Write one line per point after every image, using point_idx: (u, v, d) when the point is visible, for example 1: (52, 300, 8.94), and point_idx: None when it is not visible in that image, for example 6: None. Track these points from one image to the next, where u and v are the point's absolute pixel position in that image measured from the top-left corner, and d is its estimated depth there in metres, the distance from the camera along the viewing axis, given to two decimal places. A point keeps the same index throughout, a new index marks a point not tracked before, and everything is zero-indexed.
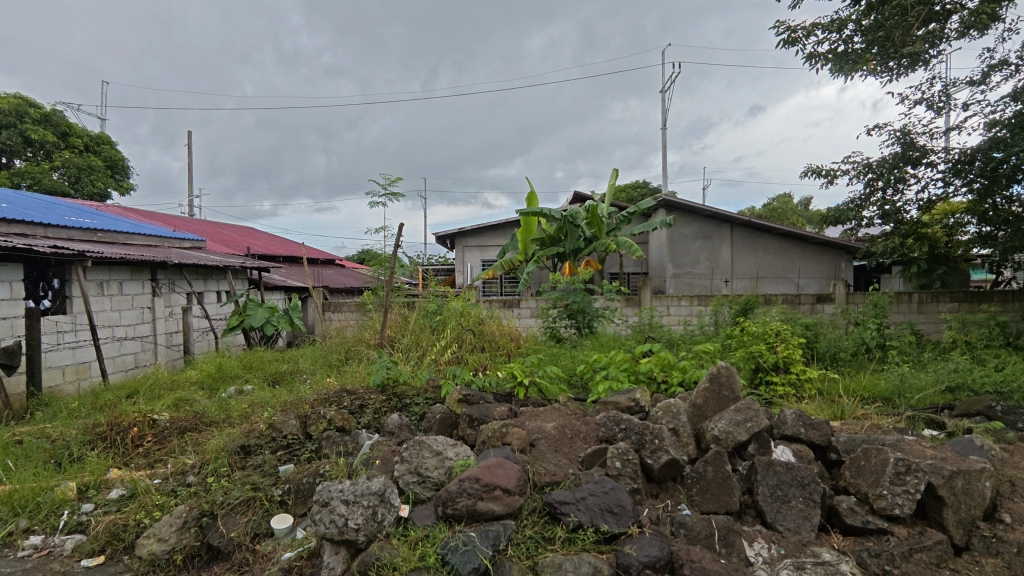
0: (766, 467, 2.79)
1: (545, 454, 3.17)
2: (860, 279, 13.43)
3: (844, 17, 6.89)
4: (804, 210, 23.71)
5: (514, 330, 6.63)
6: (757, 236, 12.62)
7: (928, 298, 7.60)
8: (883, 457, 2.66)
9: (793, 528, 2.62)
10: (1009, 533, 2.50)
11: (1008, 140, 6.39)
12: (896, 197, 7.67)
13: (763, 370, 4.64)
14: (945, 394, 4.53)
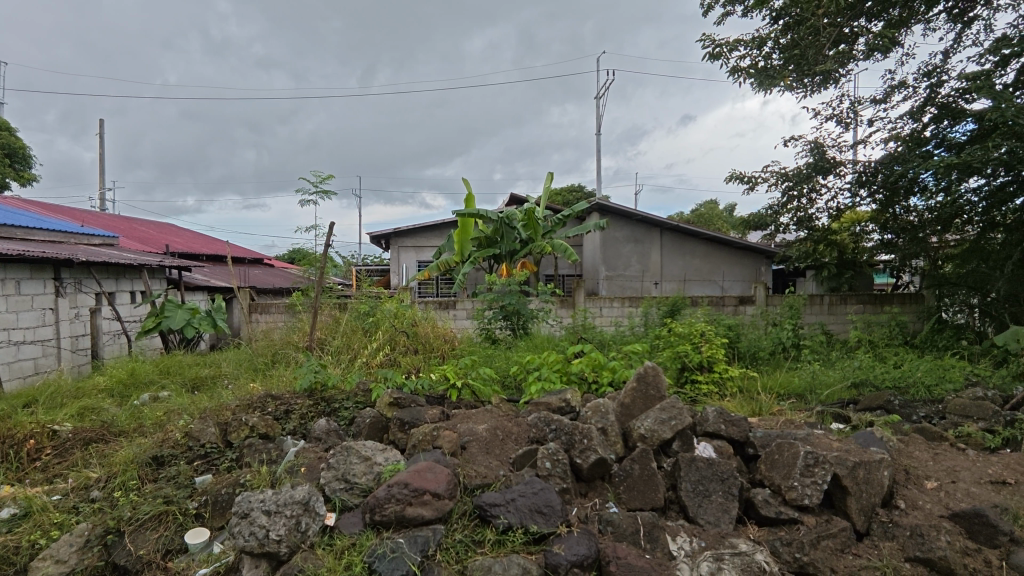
0: (688, 463, 2.90)
1: (476, 456, 3.16)
2: (778, 282, 14.23)
3: (764, 35, 7.28)
4: (728, 216, 24.89)
5: (449, 332, 6.57)
6: (684, 241, 13.13)
7: (837, 300, 8.13)
8: (794, 451, 2.82)
9: (713, 521, 2.73)
10: (903, 517, 2.71)
11: (905, 155, 6.97)
12: (810, 206, 8.22)
13: (688, 369, 4.81)
14: (850, 389, 4.87)
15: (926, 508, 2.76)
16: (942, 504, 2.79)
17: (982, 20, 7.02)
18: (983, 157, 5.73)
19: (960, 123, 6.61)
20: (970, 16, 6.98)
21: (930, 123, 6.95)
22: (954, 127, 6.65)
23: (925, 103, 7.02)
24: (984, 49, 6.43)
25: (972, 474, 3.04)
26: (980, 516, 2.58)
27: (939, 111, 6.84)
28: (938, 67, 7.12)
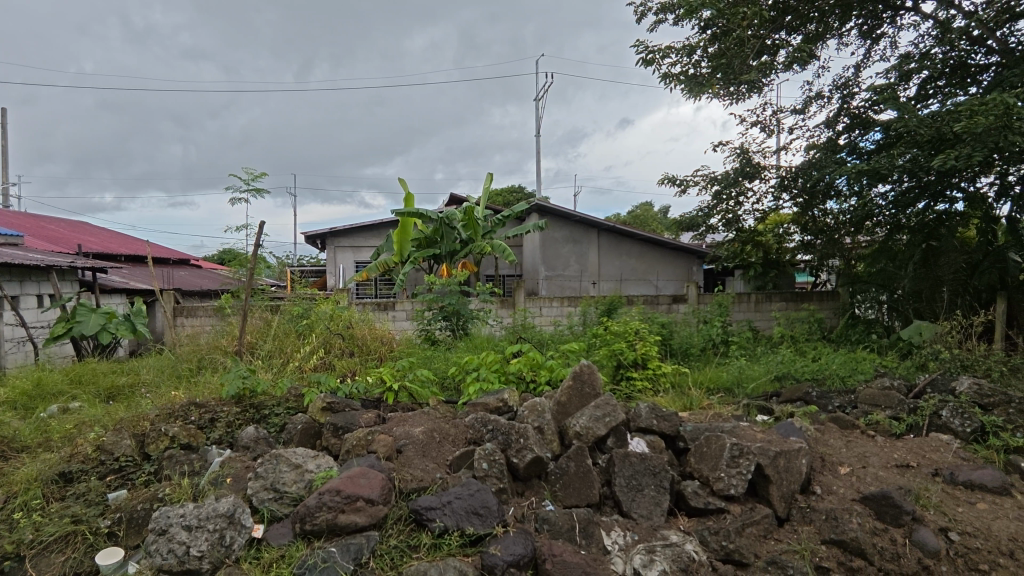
0: (622, 458, 2.96)
1: (412, 460, 3.11)
2: (709, 281, 14.81)
3: (693, 44, 7.55)
4: (662, 217, 25.76)
5: (387, 333, 6.43)
6: (621, 241, 13.45)
7: (762, 298, 8.55)
8: (721, 443, 2.94)
9: (646, 515, 2.80)
10: (819, 502, 2.87)
11: (821, 161, 7.40)
12: (737, 208, 8.60)
13: (623, 366, 4.92)
14: (774, 382, 5.13)
15: (839, 493, 2.93)
16: (854, 488, 2.97)
17: (888, 37, 7.56)
18: (890, 164, 6.18)
19: (869, 133, 7.11)
20: (878, 33, 7.50)
21: (843, 132, 7.43)
22: (863, 136, 7.14)
23: (839, 113, 7.50)
24: (889, 64, 6.93)
25: (880, 459, 3.27)
26: (887, 498, 2.77)
27: (852, 121, 7.32)
28: (850, 79, 7.61)
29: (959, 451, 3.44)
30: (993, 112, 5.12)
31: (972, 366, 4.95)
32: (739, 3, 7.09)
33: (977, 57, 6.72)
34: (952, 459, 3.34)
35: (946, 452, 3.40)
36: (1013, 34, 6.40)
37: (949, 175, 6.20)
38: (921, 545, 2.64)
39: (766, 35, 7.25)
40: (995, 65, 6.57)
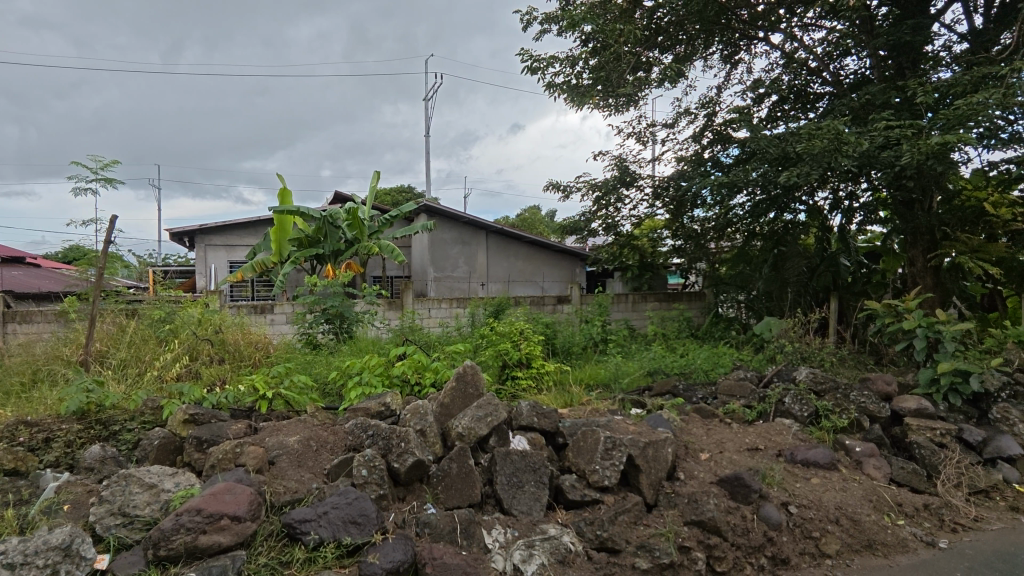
0: (504, 457, 3.00)
1: (286, 471, 2.94)
2: (592, 283, 15.48)
3: (576, 56, 7.87)
4: (548, 220, 26.60)
5: (263, 338, 6.01)
6: (509, 243, 13.69)
7: (638, 298, 9.12)
8: (596, 437, 3.08)
9: (526, 510, 2.88)
10: (683, 486, 3.10)
11: (689, 172, 8.02)
12: (616, 214, 9.07)
13: (508, 366, 5.02)
14: (646, 376, 5.49)
15: (700, 477, 3.19)
16: (712, 472, 3.25)
17: (745, 63, 8.37)
18: (745, 177, 6.81)
19: (729, 148, 7.82)
20: (736, 58, 8.28)
21: (707, 147, 8.12)
22: (723, 151, 7.84)
23: (704, 129, 8.18)
24: (745, 86, 7.68)
25: (735, 444, 3.60)
26: (739, 480, 3.06)
27: (714, 137, 8.02)
28: (713, 99, 8.33)
29: (798, 433, 3.89)
30: (826, 136, 5.85)
31: (810, 358, 5.62)
32: (615, 21, 7.53)
33: (815, 86, 7.63)
34: (793, 441, 3.76)
35: (788, 435, 3.82)
36: (842, 68, 7.35)
37: (792, 190, 6.98)
38: (766, 519, 2.95)
39: (640, 52, 7.74)
40: (829, 94, 7.50)
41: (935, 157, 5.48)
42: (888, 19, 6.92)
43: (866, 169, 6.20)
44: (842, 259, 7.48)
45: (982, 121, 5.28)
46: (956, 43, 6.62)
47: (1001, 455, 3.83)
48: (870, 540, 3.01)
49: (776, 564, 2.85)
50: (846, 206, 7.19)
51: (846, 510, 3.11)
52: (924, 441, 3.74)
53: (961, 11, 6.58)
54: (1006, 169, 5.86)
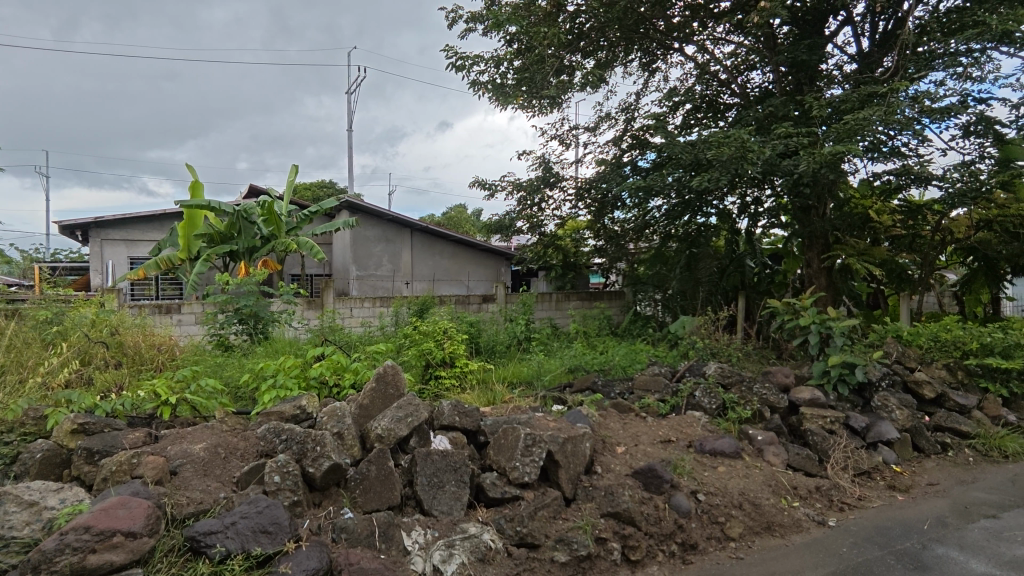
0: (424, 457, 2.97)
1: (190, 481, 2.76)
2: (516, 282, 15.59)
3: (500, 56, 7.92)
4: (474, 219, 26.55)
5: (167, 339, 5.60)
6: (433, 242, 13.57)
7: (562, 297, 9.30)
8: (517, 434, 3.12)
9: (446, 510, 2.86)
10: (600, 479, 3.19)
11: (609, 174, 8.26)
12: (540, 214, 9.18)
13: (431, 365, 4.97)
14: (567, 373, 5.62)
15: (616, 470, 3.30)
16: (627, 465, 3.37)
17: (661, 71, 8.74)
18: (661, 182, 7.14)
19: (646, 153, 8.13)
20: (654, 66, 8.63)
21: (626, 151, 8.39)
22: (640, 155, 8.14)
23: (624, 133, 8.46)
24: (661, 94, 8.01)
25: (649, 437, 3.75)
26: (652, 471, 3.19)
27: (633, 141, 8.31)
28: (632, 105, 8.63)
29: (707, 425, 4.11)
30: (733, 145, 6.22)
31: (719, 354, 5.95)
32: (539, 24, 7.66)
33: (725, 97, 8.08)
34: (702, 432, 3.97)
35: (697, 427, 4.03)
36: (749, 81, 7.84)
37: (704, 195, 7.36)
38: (676, 508, 3.11)
39: (564, 55, 7.89)
40: (737, 105, 7.97)
41: (828, 167, 5.95)
42: (788, 37, 7.45)
43: (770, 176, 6.63)
44: (748, 261, 7.98)
45: (866, 135, 5.79)
46: (846, 63, 7.22)
47: (881, 439, 4.22)
48: (769, 522, 3.23)
49: (685, 550, 3.00)
50: (752, 211, 7.67)
51: (748, 495, 3.33)
52: (817, 428, 4.06)
53: (850, 33, 7.18)
54: (886, 180, 6.46)
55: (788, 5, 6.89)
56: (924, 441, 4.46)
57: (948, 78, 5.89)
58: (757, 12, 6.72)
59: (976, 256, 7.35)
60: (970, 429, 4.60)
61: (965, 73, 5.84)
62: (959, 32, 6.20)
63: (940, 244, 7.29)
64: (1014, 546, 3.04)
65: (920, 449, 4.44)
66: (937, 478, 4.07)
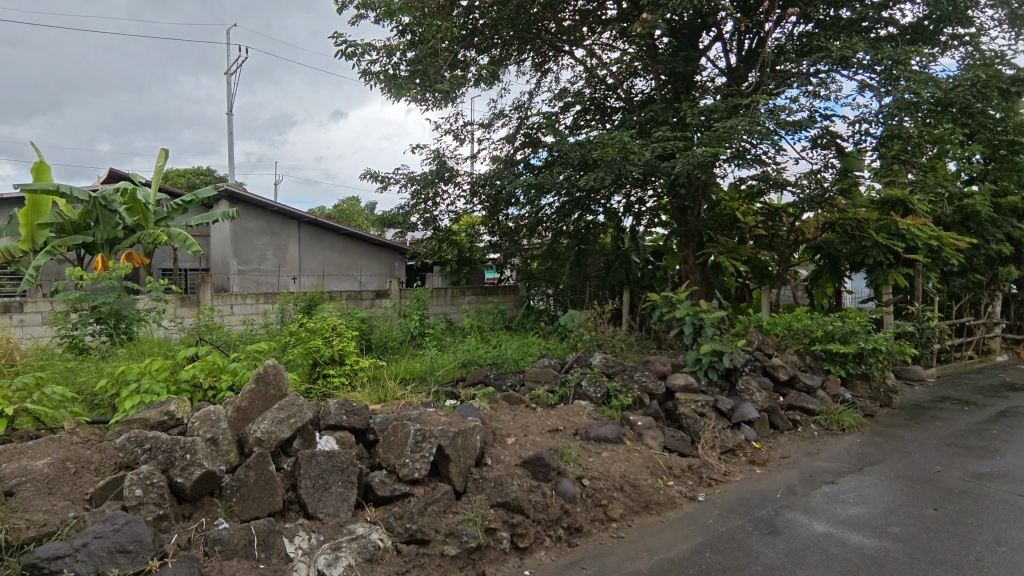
0: (308, 459, 2.86)
1: (31, 501, 2.45)
2: (410, 277, 15.29)
3: (393, 46, 7.75)
4: (368, 213, 25.81)
5: (4, 343, 4.90)
6: (323, 235, 13.01)
7: (457, 292, 9.26)
8: (407, 430, 3.09)
9: (332, 512, 2.77)
10: (490, 471, 3.24)
11: (502, 171, 8.35)
12: (433, 208, 8.99)
13: (319, 364, 4.78)
14: (460, 368, 5.64)
15: (505, 461, 3.36)
16: (517, 455, 3.45)
17: (552, 73, 8.99)
18: (551, 180, 7.35)
19: (538, 152, 8.32)
20: (546, 67, 8.86)
21: (518, 149, 8.54)
22: (533, 154, 8.32)
23: (516, 131, 8.61)
24: (552, 94, 8.25)
25: (537, 427, 3.87)
26: (539, 459, 3.30)
27: (525, 140, 8.47)
28: (524, 103, 8.79)
29: (592, 412, 4.31)
30: (616, 146, 6.55)
31: (605, 345, 6.26)
32: (432, 16, 7.56)
33: (611, 101, 8.48)
34: (587, 420, 4.16)
35: (583, 415, 4.21)
36: (633, 88, 8.28)
37: (592, 194, 7.69)
38: (563, 494, 3.23)
39: (457, 50, 7.88)
40: (622, 110, 8.42)
41: (700, 168, 6.44)
42: (667, 47, 7.95)
43: (652, 177, 7.02)
44: (632, 257, 8.46)
45: (733, 142, 6.32)
46: (717, 76, 7.85)
47: (743, 419, 4.66)
48: (647, 501, 3.45)
49: (571, 533, 3.13)
50: (635, 210, 8.12)
51: (629, 477, 3.54)
52: (689, 412, 4.41)
53: (721, 49, 7.82)
54: (750, 184, 7.11)
55: (667, 19, 7.36)
56: (779, 419, 4.98)
57: (803, 95, 6.59)
58: (640, 22, 7.11)
59: (822, 254, 8.27)
60: (815, 407, 5.20)
61: (816, 91, 6.57)
62: (810, 55, 6.96)
63: (793, 243, 8.02)
64: (847, 507, 3.50)
65: (776, 426, 4.96)
66: (788, 451, 4.57)
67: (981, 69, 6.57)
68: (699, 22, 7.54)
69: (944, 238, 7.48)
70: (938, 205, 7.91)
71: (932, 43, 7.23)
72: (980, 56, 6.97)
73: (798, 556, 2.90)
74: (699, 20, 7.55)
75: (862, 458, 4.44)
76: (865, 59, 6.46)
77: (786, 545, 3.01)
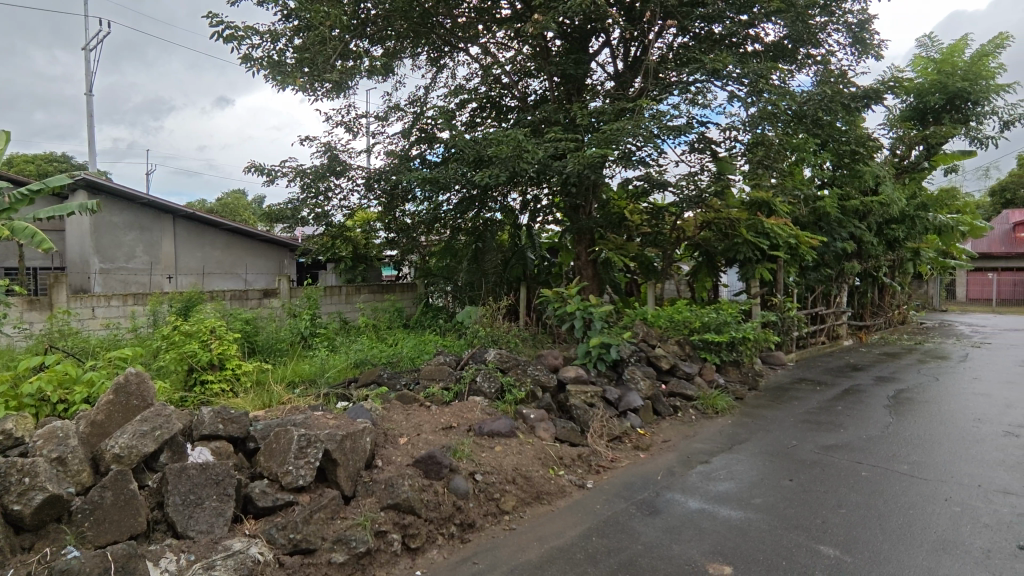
0: (178, 473, 2.64)
1: None
2: (301, 274, 14.59)
3: (278, 31, 7.31)
4: (255, 206, 24.30)
5: None
6: (202, 231, 12.05)
7: (352, 290, 8.94)
8: (289, 436, 2.95)
9: (205, 529, 2.58)
10: (381, 473, 3.17)
11: (398, 166, 8.14)
12: (326, 203, 8.63)
13: (196, 370, 4.43)
14: (353, 368, 5.48)
15: (397, 461, 3.31)
16: (408, 455, 3.41)
17: (448, 69, 8.93)
18: (448, 176, 7.30)
19: (434, 148, 8.23)
20: (441, 63, 8.78)
21: (414, 144, 8.38)
22: (429, 149, 8.22)
23: (412, 126, 8.46)
24: (448, 90, 8.20)
25: (430, 425, 3.85)
26: (431, 457, 3.27)
27: (421, 135, 8.34)
28: (420, 98, 8.66)
29: (486, 407, 4.35)
30: (511, 144, 6.67)
31: (500, 340, 6.35)
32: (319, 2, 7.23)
33: (506, 100, 8.60)
34: (481, 415, 4.20)
35: (477, 411, 4.25)
36: (527, 88, 8.44)
37: (489, 191, 7.70)
38: (455, 490, 3.23)
39: (348, 40, 7.61)
40: (517, 109, 8.56)
41: (590, 168, 6.69)
42: (559, 50, 8.18)
43: (546, 175, 7.19)
44: (528, 253, 8.65)
45: (620, 144, 6.61)
46: (605, 80, 8.19)
47: (629, 407, 4.92)
48: (538, 492, 3.54)
49: (464, 529, 3.14)
50: (531, 208, 8.29)
51: (521, 470, 3.61)
52: (579, 403, 4.59)
53: (609, 55, 8.17)
54: (636, 184, 7.49)
55: (558, 22, 7.56)
56: (662, 405, 5.30)
57: (682, 102, 7.05)
58: (532, 23, 7.26)
59: (700, 251, 8.91)
60: (693, 393, 5.60)
61: (693, 99, 7.05)
62: (687, 65, 7.46)
63: (675, 241, 8.57)
64: (718, 483, 3.81)
65: (659, 412, 5.28)
66: (669, 435, 4.89)
67: (829, 86, 7.38)
68: (589, 28, 7.82)
69: (801, 237, 8.34)
70: (796, 207, 8.81)
71: (791, 61, 8.02)
72: (829, 74, 7.83)
73: (674, 532, 3.11)
74: (589, 26, 7.82)
75: (733, 437, 4.84)
76: (734, 71, 7.03)
77: (664, 523, 3.22)
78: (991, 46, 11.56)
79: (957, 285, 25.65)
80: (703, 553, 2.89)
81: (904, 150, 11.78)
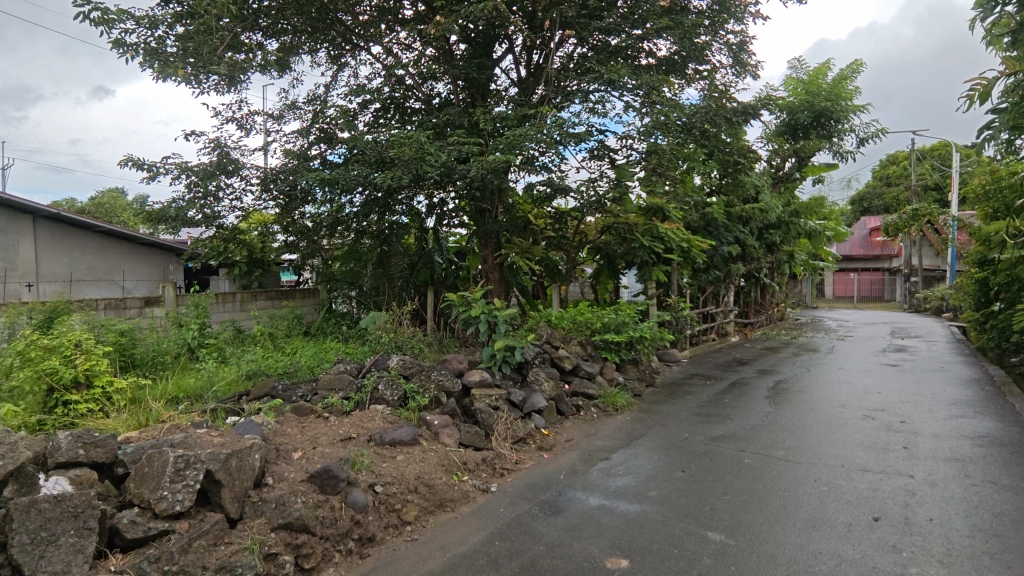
0: (26, 509, 2.33)
1: None
2: (190, 280, 13.53)
3: (155, 17, 6.72)
4: (134, 207, 22.19)
5: None
6: (70, 233, 10.84)
7: (247, 297, 8.42)
8: (164, 459, 2.69)
9: (61, 569, 2.29)
10: (271, 491, 2.98)
11: (296, 165, 7.71)
12: (216, 204, 8.02)
13: (57, 390, 3.94)
14: (244, 380, 5.13)
15: (289, 478, 3.13)
16: (302, 470, 3.24)
17: (349, 67, 8.64)
18: (348, 176, 7.00)
19: (334, 148, 7.90)
20: (342, 61, 8.49)
21: (313, 143, 8.03)
22: (329, 149, 7.89)
23: (310, 125, 8.09)
24: (349, 89, 7.93)
25: (327, 438, 3.68)
26: (327, 471, 3.12)
27: (320, 135, 8.00)
28: (319, 96, 8.32)
29: (388, 415, 4.23)
30: (414, 146, 6.59)
31: (404, 346, 6.22)
32: None
33: (410, 101, 8.47)
34: (382, 424, 4.07)
35: (378, 420, 4.12)
36: (431, 90, 8.34)
37: (394, 194, 7.50)
38: (353, 504, 3.10)
39: (238, 31, 7.16)
40: (421, 111, 8.46)
41: (493, 173, 6.74)
42: (462, 54, 8.16)
43: (451, 179, 7.13)
44: (435, 257, 8.57)
45: (523, 150, 6.67)
46: (509, 86, 8.29)
47: (533, 408, 4.99)
48: (441, 499, 3.49)
49: (362, 544, 3.02)
50: (437, 212, 8.09)
51: (423, 478, 3.53)
52: (484, 406, 4.58)
53: (512, 61, 8.28)
54: (541, 189, 7.63)
55: (462, 26, 7.55)
56: (565, 405, 5.42)
57: (583, 111, 7.28)
58: (434, 25, 7.20)
59: (602, 254, 9.16)
60: (594, 392, 5.78)
61: (593, 108, 7.30)
62: (585, 74, 7.72)
63: (577, 245, 8.85)
64: (617, 479, 3.95)
65: (562, 412, 5.39)
66: (571, 434, 5.01)
67: (713, 100, 7.90)
68: (492, 34, 7.88)
69: (692, 241, 8.88)
70: (688, 212, 9.37)
71: (682, 74, 8.50)
72: (714, 89, 8.42)
73: (575, 530, 3.18)
74: (492, 32, 7.89)
75: (630, 433, 5.05)
76: (630, 83, 7.38)
77: (565, 522, 3.28)
78: (849, 70, 12.94)
79: (826, 284, 28.57)
80: (602, 548, 2.97)
81: (779, 161, 12.91)
